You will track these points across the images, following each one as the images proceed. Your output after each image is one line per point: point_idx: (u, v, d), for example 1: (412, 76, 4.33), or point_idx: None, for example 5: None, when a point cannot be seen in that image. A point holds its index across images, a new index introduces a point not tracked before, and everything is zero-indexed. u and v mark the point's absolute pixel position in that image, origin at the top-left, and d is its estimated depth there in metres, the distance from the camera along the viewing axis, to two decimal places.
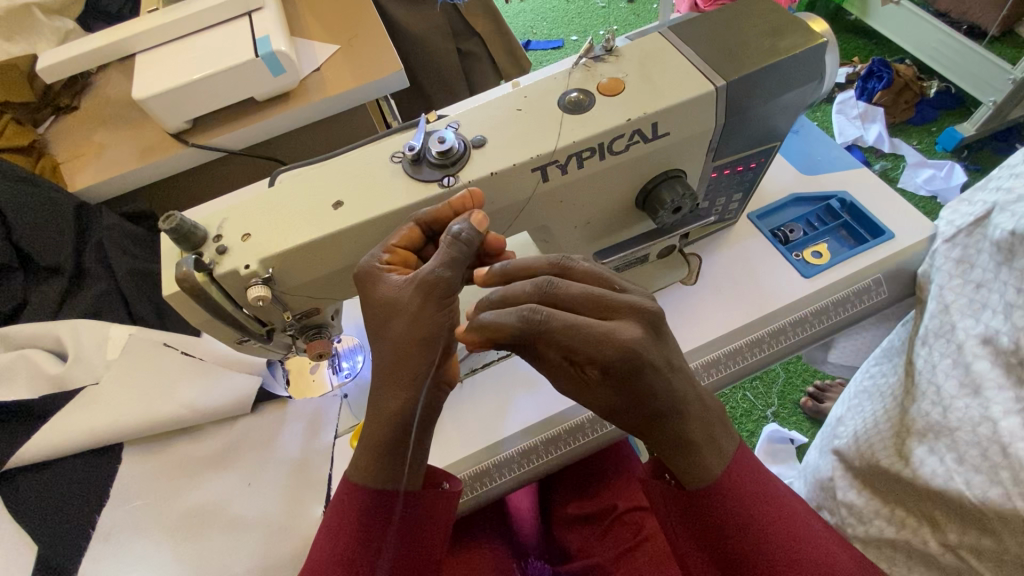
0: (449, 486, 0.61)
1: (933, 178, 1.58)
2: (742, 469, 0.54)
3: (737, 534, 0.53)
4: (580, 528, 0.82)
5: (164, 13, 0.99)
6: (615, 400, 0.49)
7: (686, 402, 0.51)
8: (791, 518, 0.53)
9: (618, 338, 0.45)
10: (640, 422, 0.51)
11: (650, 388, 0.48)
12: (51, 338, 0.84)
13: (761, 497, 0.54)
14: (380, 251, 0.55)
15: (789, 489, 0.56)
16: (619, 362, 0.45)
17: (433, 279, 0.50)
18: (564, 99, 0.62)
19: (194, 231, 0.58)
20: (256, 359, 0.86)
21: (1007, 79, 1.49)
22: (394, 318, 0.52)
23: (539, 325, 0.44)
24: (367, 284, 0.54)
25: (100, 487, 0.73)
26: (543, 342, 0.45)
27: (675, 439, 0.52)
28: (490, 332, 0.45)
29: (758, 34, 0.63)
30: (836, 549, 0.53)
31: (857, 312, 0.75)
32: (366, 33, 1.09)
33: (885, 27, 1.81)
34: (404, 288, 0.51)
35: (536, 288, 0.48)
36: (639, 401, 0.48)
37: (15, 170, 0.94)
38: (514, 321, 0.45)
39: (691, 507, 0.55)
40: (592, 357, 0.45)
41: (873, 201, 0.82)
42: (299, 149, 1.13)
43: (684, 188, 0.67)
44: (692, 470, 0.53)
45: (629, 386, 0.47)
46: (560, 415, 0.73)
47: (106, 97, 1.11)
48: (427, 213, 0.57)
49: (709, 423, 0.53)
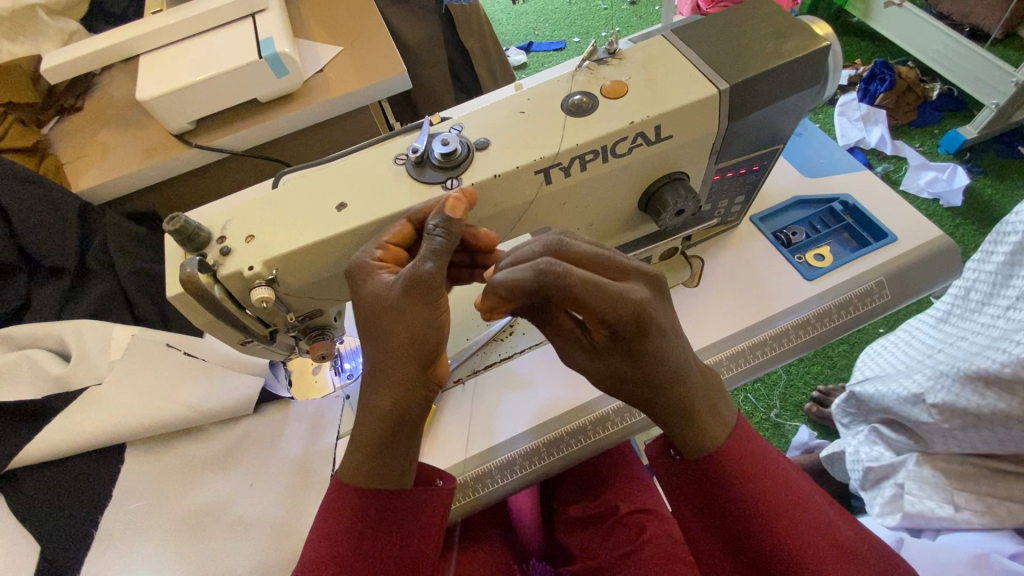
0: (443, 483, 0.61)
1: (935, 181, 1.58)
2: (744, 438, 0.56)
3: (743, 505, 0.53)
4: (582, 530, 0.82)
5: (168, 15, 1.00)
6: (622, 368, 0.52)
7: (688, 369, 0.53)
8: (796, 492, 0.54)
9: (630, 295, 0.47)
10: (644, 398, 0.54)
11: (659, 350, 0.50)
12: (54, 338, 0.84)
13: (762, 469, 0.54)
14: (372, 248, 0.56)
15: (790, 462, 0.57)
16: (629, 319, 0.47)
17: (426, 275, 0.51)
18: (568, 102, 0.62)
19: (199, 231, 0.59)
20: (257, 360, 0.87)
21: (1009, 82, 1.48)
22: (387, 317, 0.52)
23: (559, 278, 0.44)
24: (361, 281, 0.54)
25: (103, 487, 0.73)
26: (560, 297, 0.45)
27: (678, 408, 0.54)
28: (506, 290, 0.45)
29: (762, 37, 0.63)
30: (841, 524, 0.53)
31: (859, 315, 0.75)
32: (370, 35, 1.09)
33: (888, 30, 1.80)
34: (394, 285, 0.52)
35: (546, 247, 0.50)
36: (646, 365, 0.51)
37: (19, 169, 0.93)
38: (527, 275, 0.45)
39: (697, 478, 0.56)
40: (603, 318, 0.46)
41: (876, 205, 0.82)
42: (302, 150, 1.13)
43: (687, 190, 0.67)
44: (694, 437, 0.55)
45: (637, 349, 0.50)
46: (558, 416, 0.73)
47: (110, 97, 1.11)
48: (418, 210, 0.58)
49: (710, 392, 0.56)
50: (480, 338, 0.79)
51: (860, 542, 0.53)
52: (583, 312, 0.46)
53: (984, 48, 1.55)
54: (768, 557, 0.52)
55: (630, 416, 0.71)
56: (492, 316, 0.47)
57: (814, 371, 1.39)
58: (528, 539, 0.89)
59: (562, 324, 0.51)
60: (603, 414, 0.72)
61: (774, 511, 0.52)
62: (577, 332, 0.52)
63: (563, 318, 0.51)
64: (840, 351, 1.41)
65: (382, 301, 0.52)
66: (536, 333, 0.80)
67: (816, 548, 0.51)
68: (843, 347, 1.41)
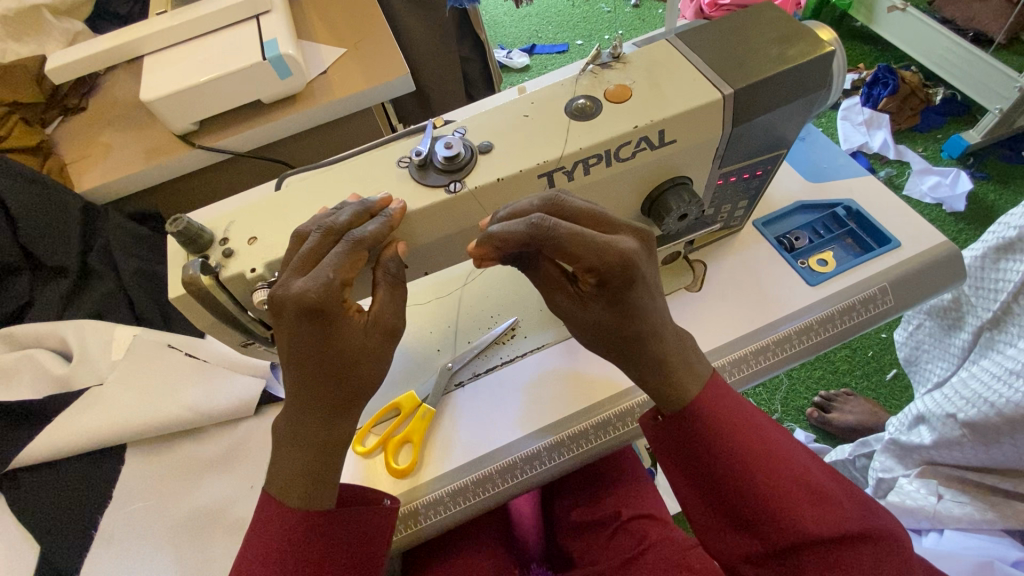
0: (391, 502, 0.62)
1: (938, 186, 1.57)
2: (718, 395, 0.57)
3: (731, 468, 0.54)
4: (584, 534, 0.82)
5: (172, 16, 1.00)
6: (607, 319, 0.55)
7: (661, 324, 0.56)
8: (770, 442, 0.55)
9: (616, 245, 0.50)
10: (625, 350, 0.57)
11: (639, 303, 0.54)
12: (57, 339, 0.84)
13: (737, 422, 0.55)
14: (332, 275, 0.49)
15: (773, 423, 0.57)
16: (614, 268, 0.51)
17: (395, 324, 0.54)
18: (571, 106, 0.62)
19: (201, 234, 0.58)
20: (258, 361, 0.83)
21: (1013, 87, 1.48)
22: (360, 364, 0.52)
23: (549, 234, 0.49)
24: (329, 326, 0.49)
25: (104, 488, 0.73)
26: (550, 248, 0.49)
27: (655, 363, 0.56)
28: (499, 241, 0.49)
29: (766, 42, 0.62)
30: (814, 471, 0.54)
31: (861, 321, 0.74)
32: (374, 36, 1.09)
33: (891, 35, 1.80)
34: (370, 335, 0.53)
35: (543, 202, 0.53)
36: (628, 316, 0.54)
37: (22, 168, 0.93)
38: (522, 228, 0.49)
39: (688, 442, 0.56)
40: (589, 265, 0.50)
41: (880, 210, 0.81)
42: (305, 152, 1.13)
43: (690, 195, 0.66)
44: (671, 392, 0.57)
45: (621, 300, 0.53)
46: (564, 422, 0.72)
47: (113, 98, 1.11)
48: (370, 234, 0.52)
49: (684, 350, 0.58)
50: (480, 342, 0.79)
51: (836, 488, 0.54)
52: (572, 262, 0.51)
53: (987, 53, 1.55)
54: (745, 505, 0.53)
55: (633, 419, 0.72)
56: (482, 268, 0.55)
57: (816, 377, 1.38)
58: (528, 542, 0.90)
59: (552, 276, 0.56)
60: (603, 419, 0.72)
61: (753, 461, 0.53)
62: (566, 286, 0.56)
63: (550, 267, 0.56)
64: (842, 356, 1.40)
65: (356, 350, 0.51)
66: (536, 337, 0.80)
67: (790, 492, 0.52)
68: (845, 352, 1.40)
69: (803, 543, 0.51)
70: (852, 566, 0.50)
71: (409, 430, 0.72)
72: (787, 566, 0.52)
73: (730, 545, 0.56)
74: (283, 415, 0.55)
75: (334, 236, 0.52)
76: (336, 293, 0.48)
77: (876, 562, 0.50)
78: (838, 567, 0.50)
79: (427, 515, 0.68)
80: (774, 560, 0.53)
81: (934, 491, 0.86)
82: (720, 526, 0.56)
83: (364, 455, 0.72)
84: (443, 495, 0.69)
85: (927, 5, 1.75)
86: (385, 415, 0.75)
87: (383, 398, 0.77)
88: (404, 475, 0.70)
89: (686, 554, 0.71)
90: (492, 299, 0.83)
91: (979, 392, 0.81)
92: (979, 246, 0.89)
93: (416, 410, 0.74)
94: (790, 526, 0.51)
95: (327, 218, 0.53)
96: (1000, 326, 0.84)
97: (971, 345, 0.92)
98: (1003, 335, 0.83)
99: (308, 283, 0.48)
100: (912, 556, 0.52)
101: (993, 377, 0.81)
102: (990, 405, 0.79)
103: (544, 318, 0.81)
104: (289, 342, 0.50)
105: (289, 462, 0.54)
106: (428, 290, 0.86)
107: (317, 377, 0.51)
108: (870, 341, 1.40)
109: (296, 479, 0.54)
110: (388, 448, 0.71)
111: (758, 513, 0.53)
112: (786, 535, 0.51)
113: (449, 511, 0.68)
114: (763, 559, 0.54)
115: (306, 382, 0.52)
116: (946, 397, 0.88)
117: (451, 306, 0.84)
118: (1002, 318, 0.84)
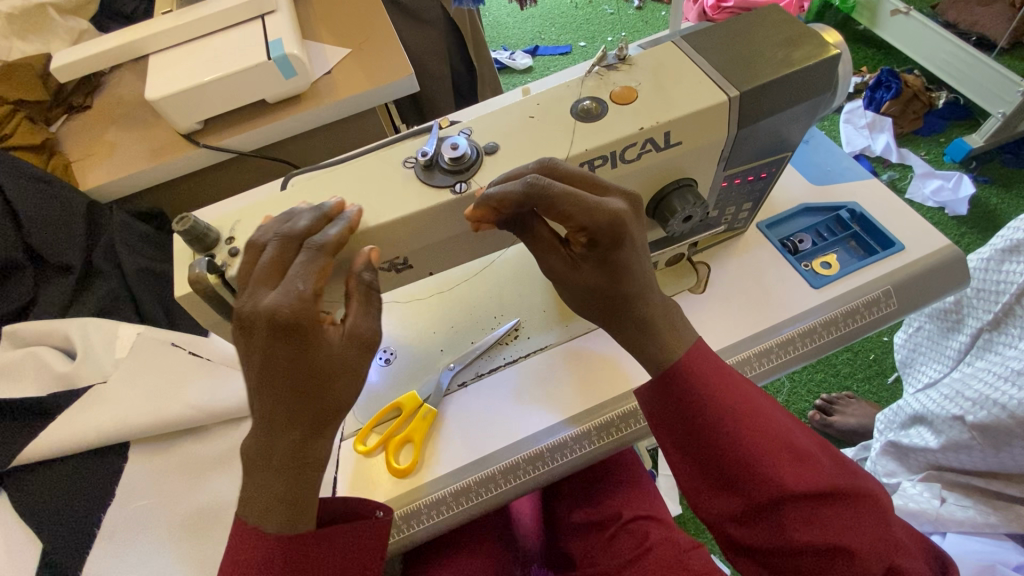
0: (382, 514, 0.61)
1: (941, 190, 1.57)
2: (706, 359, 0.57)
3: (722, 430, 0.54)
4: (585, 536, 0.82)
5: (178, 15, 1.00)
6: (598, 279, 0.57)
7: (650, 284, 0.58)
8: (755, 403, 0.56)
9: (606, 206, 0.52)
10: (614, 309, 0.59)
11: (628, 263, 0.56)
12: (61, 336, 0.84)
13: (724, 385, 0.56)
14: (298, 285, 0.47)
15: (757, 388, 0.58)
16: (604, 228, 0.52)
17: (371, 336, 0.52)
18: (577, 107, 0.62)
19: (207, 232, 0.59)
20: None
21: (1016, 91, 1.48)
22: (334, 383, 0.50)
23: (542, 192, 0.50)
24: (301, 342, 0.47)
25: (108, 486, 0.73)
26: (546, 209, 0.51)
27: (640, 324, 0.58)
28: (496, 203, 0.52)
29: (771, 45, 0.63)
30: (795, 431, 0.56)
31: (864, 324, 0.74)
32: (378, 36, 1.09)
33: (894, 38, 1.81)
34: (345, 349, 0.50)
35: (540, 166, 0.55)
36: (617, 276, 0.56)
37: (29, 167, 0.94)
38: (519, 189, 0.51)
39: (680, 406, 0.56)
40: (581, 225, 0.52)
41: (883, 214, 0.81)
42: (309, 152, 1.13)
43: (695, 197, 0.66)
44: (659, 354, 0.58)
45: (610, 260, 0.55)
46: (583, 414, 0.73)
47: (118, 97, 1.11)
48: (333, 239, 0.51)
49: (670, 312, 0.60)
50: (483, 343, 0.79)
51: (814, 447, 0.56)
52: (565, 223, 0.52)
53: (991, 57, 1.55)
54: (731, 464, 0.54)
55: (633, 421, 0.72)
56: (477, 227, 0.57)
57: (818, 381, 1.38)
58: (530, 545, 0.91)
59: (544, 237, 0.58)
60: (608, 420, 0.72)
61: (742, 423, 0.54)
62: (559, 248, 0.58)
63: (542, 229, 0.58)
64: (844, 360, 1.40)
65: (333, 365, 0.49)
66: (540, 338, 0.80)
67: (774, 450, 0.54)
68: (846, 355, 1.40)
69: (786, 499, 0.53)
70: (829, 519, 0.53)
71: (409, 430, 0.72)
72: (770, 521, 0.54)
73: (715, 506, 0.56)
74: (250, 440, 0.53)
75: (293, 245, 0.51)
76: (307, 306, 0.47)
77: (851, 515, 0.53)
78: (817, 521, 0.52)
79: (415, 521, 0.68)
80: (757, 517, 0.54)
81: (938, 494, 0.86)
82: (705, 489, 0.56)
83: (365, 454, 0.72)
84: (444, 496, 0.69)
85: (930, 9, 1.75)
86: (387, 414, 0.75)
87: (384, 397, 0.77)
88: (405, 474, 0.70)
89: (685, 556, 0.72)
90: (496, 300, 0.83)
91: (988, 393, 0.81)
92: (987, 250, 0.89)
93: (417, 410, 0.74)
94: (774, 482, 0.52)
95: (287, 227, 0.52)
96: (1000, 330, 0.85)
97: (971, 347, 0.91)
98: (1003, 336, 0.84)
99: (275, 298, 0.47)
100: (886, 510, 0.55)
101: (998, 377, 0.81)
102: (1001, 407, 0.78)
103: (547, 319, 0.81)
104: (258, 362, 0.49)
105: (262, 490, 0.52)
106: (432, 290, 0.86)
107: (287, 395, 0.49)
108: (872, 345, 1.40)
109: (274, 502, 0.52)
110: (389, 448, 0.71)
111: (744, 471, 0.53)
112: (770, 491, 0.53)
113: (451, 511, 0.68)
114: (747, 517, 0.54)
115: (282, 400, 0.50)
116: (947, 398, 0.88)
117: (453, 304, 0.84)
118: (1006, 320, 0.84)
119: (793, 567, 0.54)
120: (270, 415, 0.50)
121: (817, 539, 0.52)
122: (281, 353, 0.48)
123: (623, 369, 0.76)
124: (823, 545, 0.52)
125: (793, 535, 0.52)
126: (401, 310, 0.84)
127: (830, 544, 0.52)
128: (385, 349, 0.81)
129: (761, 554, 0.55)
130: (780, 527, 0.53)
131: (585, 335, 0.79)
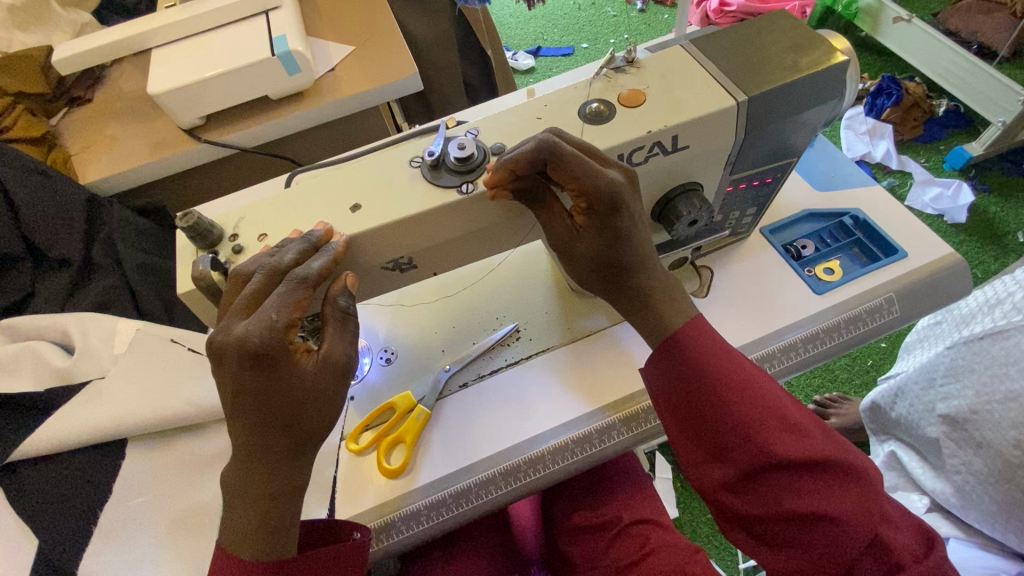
0: (359, 535, 0.61)
1: (941, 197, 1.58)
2: (707, 332, 0.58)
3: (716, 397, 0.54)
4: (584, 541, 0.82)
5: (182, 10, 1.00)
6: (603, 248, 0.57)
7: (650, 255, 0.59)
8: (752, 375, 0.56)
9: (607, 173, 0.53)
10: (613, 277, 0.59)
11: (628, 229, 0.56)
12: (58, 330, 0.83)
13: (722, 355, 0.56)
14: (277, 319, 0.48)
15: (756, 364, 0.58)
16: (604, 193, 0.53)
17: (345, 361, 0.54)
18: (585, 109, 0.62)
19: (211, 229, 0.58)
20: None
21: (1017, 100, 1.48)
22: (311, 407, 0.52)
23: (553, 148, 0.53)
24: (276, 371, 0.48)
25: (103, 479, 0.73)
26: (557, 161, 0.53)
27: (637, 295, 0.59)
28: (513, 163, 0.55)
29: (780, 50, 0.63)
30: (789, 404, 0.55)
31: (868, 331, 0.74)
32: (382, 35, 1.09)
33: (896, 45, 1.81)
34: (319, 376, 0.52)
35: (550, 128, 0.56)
36: (618, 242, 0.56)
37: (25, 158, 0.92)
38: (531, 146, 0.54)
39: (679, 375, 0.56)
40: (582, 186, 0.53)
41: (885, 220, 0.81)
42: (311, 149, 1.13)
43: (701, 201, 0.66)
44: (654, 326, 0.59)
45: (610, 226, 0.56)
46: (589, 415, 0.72)
47: (119, 90, 1.10)
48: (314, 271, 0.52)
49: (670, 285, 0.60)
50: (482, 345, 0.78)
51: (808, 420, 0.55)
52: (571, 183, 0.54)
53: (990, 66, 1.56)
54: (723, 429, 0.54)
55: (645, 421, 0.72)
56: (496, 192, 0.59)
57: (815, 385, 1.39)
58: (527, 545, 0.91)
59: (554, 209, 0.59)
60: (608, 423, 0.72)
61: (736, 392, 0.54)
62: (565, 217, 0.59)
63: (554, 202, 0.59)
64: (841, 365, 1.40)
65: (305, 391, 0.50)
66: (542, 339, 0.79)
67: (765, 418, 0.53)
68: (844, 360, 1.40)
69: (777, 468, 0.52)
70: (819, 489, 0.52)
71: (402, 430, 0.72)
72: (761, 489, 0.53)
73: (707, 475, 0.55)
74: (229, 466, 0.53)
75: (277, 277, 0.51)
76: (280, 337, 0.47)
77: (840, 486, 0.52)
78: (806, 490, 0.52)
79: (412, 523, 0.67)
80: (748, 485, 0.54)
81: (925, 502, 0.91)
82: (698, 458, 0.56)
83: (357, 452, 0.72)
84: (444, 496, 0.68)
85: (932, 16, 1.76)
86: (381, 414, 0.74)
87: (382, 396, 0.77)
88: (396, 475, 0.70)
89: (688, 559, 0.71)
90: (499, 301, 0.83)
91: (957, 453, 0.81)
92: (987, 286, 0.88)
93: (412, 411, 0.74)
94: (765, 449, 0.52)
95: (271, 259, 0.52)
96: (948, 365, 0.83)
97: (918, 375, 0.89)
98: (950, 361, 0.82)
99: (250, 327, 0.47)
100: (878, 485, 0.54)
101: (952, 438, 0.82)
102: (963, 470, 0.80)
103: (549, 321, 0.81)
104: (231, 387, 0.48)
105: (239, 514, 0.52)
106: (434, 290, 0.86)
107: (261, 421, 0.50)
108: (870, 352, 1.40)
109: (249, 531, 0.52)
110: (380, 448, 0.71)
111: (735, 438, 0.53)
112: (760, 458, 0.52)
113: (451, 513, 0.68)
114: (740, 486, 0.54)
115: (256, 428, 0.50)
116: (921, 437, 0.89)
117: (455, 303, 0.84)
118: (968, 351, 0.80)
119: (780, 533, 0.53)
120: (245, 441, 0.51)
121: (802, 506, 0.51)
122: (267, 383, 0.48)
123: (631, 367, 0.76)
124: (806, 512, 0.51)
125: (780, 502, 0.52)
126: (402, 310, 0.84)
127: (816, 513, 0.51)
128: (386, 349, 0.81)
129: (751, 523, 0.54)
130: (769, 495, 0.53)
131: (593, 336, 0.79)
